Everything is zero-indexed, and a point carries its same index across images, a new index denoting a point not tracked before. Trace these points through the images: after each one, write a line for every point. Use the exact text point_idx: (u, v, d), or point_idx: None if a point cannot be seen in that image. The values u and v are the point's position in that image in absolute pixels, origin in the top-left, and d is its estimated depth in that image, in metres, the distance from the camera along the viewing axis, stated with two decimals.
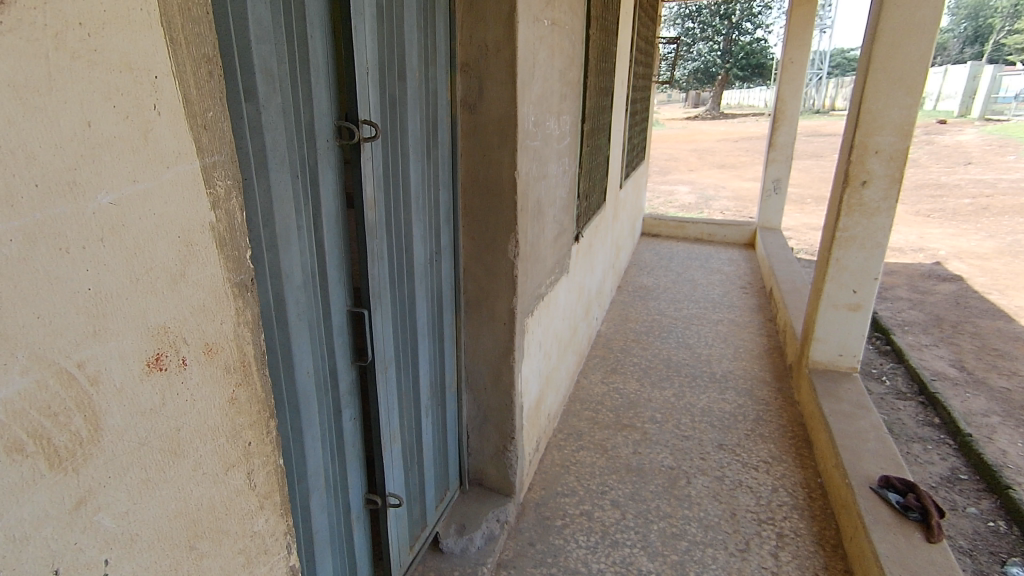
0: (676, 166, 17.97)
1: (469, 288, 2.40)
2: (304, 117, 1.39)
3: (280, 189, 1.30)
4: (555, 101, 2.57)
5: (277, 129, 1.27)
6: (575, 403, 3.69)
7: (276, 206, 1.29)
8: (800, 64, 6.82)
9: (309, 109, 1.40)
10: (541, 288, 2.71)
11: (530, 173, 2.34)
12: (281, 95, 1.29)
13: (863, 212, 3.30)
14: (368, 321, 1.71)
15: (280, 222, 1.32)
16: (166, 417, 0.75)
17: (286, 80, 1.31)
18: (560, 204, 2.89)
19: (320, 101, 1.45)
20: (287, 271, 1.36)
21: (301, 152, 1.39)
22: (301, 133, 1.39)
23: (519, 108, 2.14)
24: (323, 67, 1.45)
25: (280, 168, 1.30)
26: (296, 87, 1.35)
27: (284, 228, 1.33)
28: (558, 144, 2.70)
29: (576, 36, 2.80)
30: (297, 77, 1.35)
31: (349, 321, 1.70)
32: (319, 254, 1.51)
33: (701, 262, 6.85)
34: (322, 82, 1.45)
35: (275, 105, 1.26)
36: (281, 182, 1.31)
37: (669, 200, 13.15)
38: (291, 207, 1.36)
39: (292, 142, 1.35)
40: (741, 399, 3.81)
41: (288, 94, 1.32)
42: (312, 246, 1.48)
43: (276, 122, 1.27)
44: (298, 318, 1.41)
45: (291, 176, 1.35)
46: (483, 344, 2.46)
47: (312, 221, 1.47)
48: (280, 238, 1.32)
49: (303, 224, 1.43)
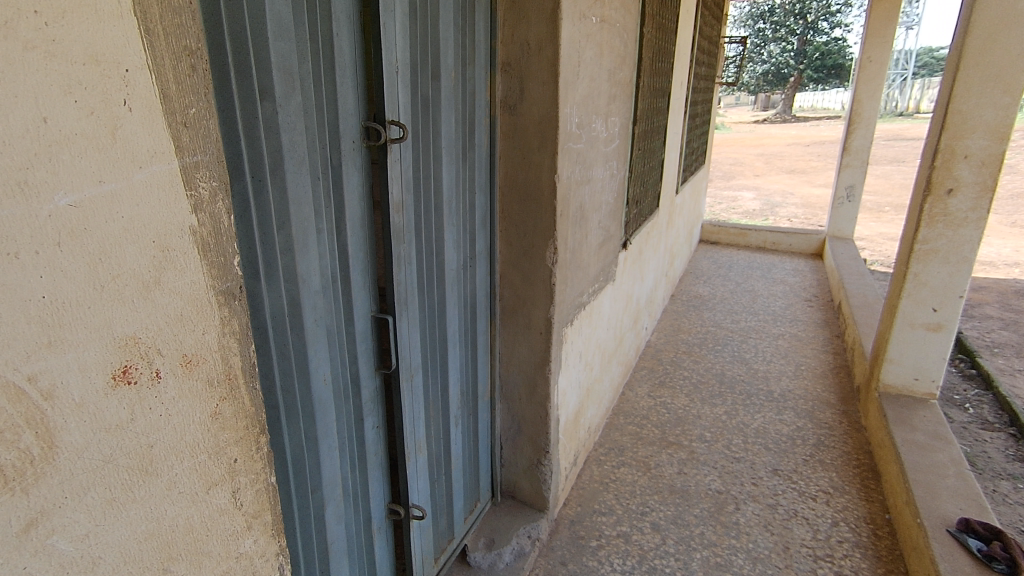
0: (741, 171, 17.26)
1: (506, 295, 2.31)
2: (327, 117, 1.35)
3: (298, 190, 1.27)
4: (602, 102, 2.45)
5: (296, 128, 1.23)
6: (618, 417, 3.53)
7: (292, 208, 1.25)
8: (880, 63, 6.33)
9: (335, 109, 1.37)
10: (582, 296, 2.59)
11: (572, 177, 2.23)
12: (301, 94, 1.25)
13: (948, 223, 2.98)
14: (393, 327, 1.66)
15: (297, 225, 1.28)
16: (135, 432, 0.71)
17: (308, 79, 1.27)
18: (606, 209, 2.76)
19: (347, 100, 1.40)
20: (304, 275, 1.32)
21: (323, 151, 1.35)
22: (324, 132, 1.34)
23: (561, 108, 2.03)
24: (352, 66, 1.41)
25: (298, 170, 1.26)
26: (318, 86, 1.30)
27: (301, 231, 1.29)
28: (605, 147, 2.57)
29: (628, 34, 2.67)
30: (320, 75, 1.31)
31: (374, 327, 1.66)
32: (342, 257, 1.48)
33: (763, 271, 6.49)
34: (349, 80, 1.40)
35: (294, 103, 1.22)
36: (299, 185, 1.27)
37: (732, 206, 12.60)
38: (310, 210, 1.32)
39: (313, 142, 1.31)
40: (800, 421, 3.53)
41: (310, 93, 1.28)
42: (334, 249, 1.44)
43: (295, 122, 1.23)
44: (314, 324, 1.37)
45: (311, 177, 1.31)
46: (518, 353, 2.37)
47: (335, 223, 1.44)
48: (296, 241, 1.28)
49: (324, 226, 1.39)
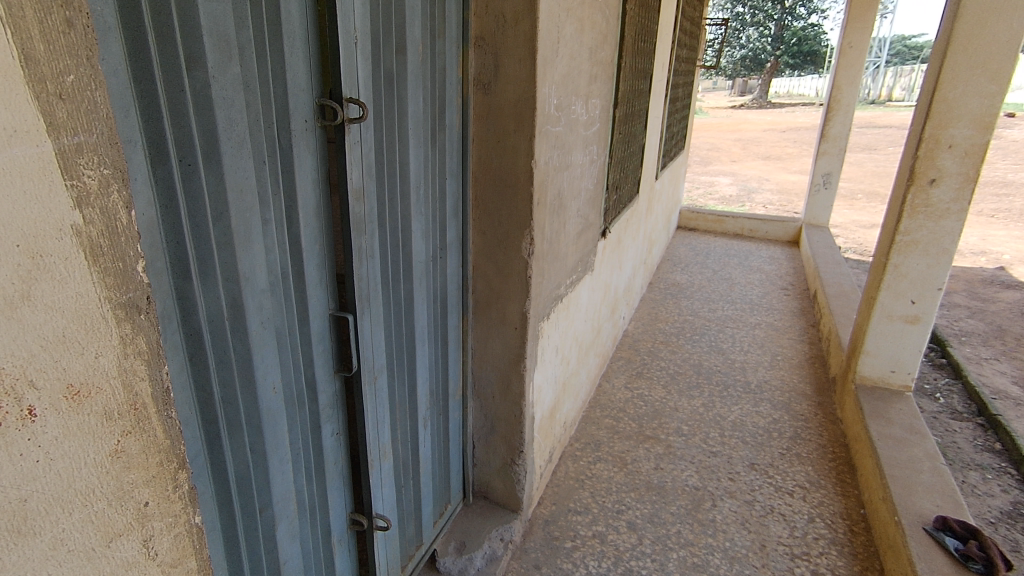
0: (718, 157, 17.31)
1: (478, 288, 2.18)
2: (273, 92, 1.18)
3: (237, 177, 1.10)
4: (583, 83, 2.31)
5: (234, 104, 1.07)
6: (595, 410, 3.45)
7: (232, 197, 1.09)
8: (859, 49, 6.28)
9: (282, 83, 1.20)
10: (559, 288, 2.47)
11: (550, 163, 2.09)
12: (240, 65, 1.08)
13: (929, 215, 2.94)
14: (353, 327, 1.52)
15: (237, 217, 1.12)
16: (3, 488, 0.56)
17: (249, 47, 1.10)
18: (585, 197, 2.63)
19: (297, 74, 1.24)
20: (247, 273, 1.16)
21: (268, 131, 1.19)
22: (269, 110, 1.18)
23: (539, 89, 1.88)
24: (303, 34, 1.24)
25: (238, 153, 1.10)
26: (261, 56, 1.14)
27: (241, 223, 1.13)
28: (585, 131, 2.44)
29: (610, 10, 2.52)
30: (263, 43, 1.14)
31: (332, 326, 1.51)
32: (293, 251, 1.33)
33: (740, 259, 6.47)
34: (300, 50, 1.23)
35: (232, 75, 1.06)
36: (239, 170, 1.11)
37: (709, 192, 12.62)
38: (254, 199, 1.16)
39: (256, 121, 1.15)
40: (776, 413, 3.50)
41: (251, 63, 1.11)
42: (284, 243, 1.29)
43: (232, 97, 1.06)
44: (260, 328, 1.23)
45: (253, 162, 1.15)
46: (492, 349, 2.25)
47: (285, 214, 1.28)
48: (237, 235, 1.12)
49: (271, 217, 1.23)
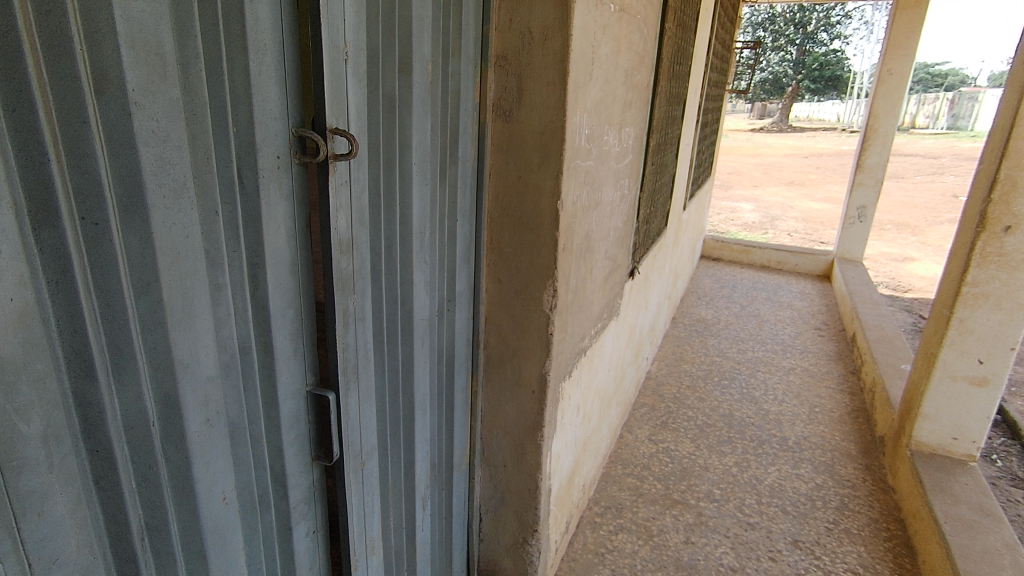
0: (739, 182, 16.95)
1: (491, 342, 1.89)
2: (230, 120, 0.91)
3: (174, 234, 0.82)
4: (617, 111, 2.03)
5: (172, 137, 0.79)
6: (616, 466, 3.12)
7: (164, 261, 0.81)
8: (899, 77, 5.97)
9: (244, 109, 0.93)
10: (583, 340, 2.17)
11: (579, 202, 1.81)
12: (183, 86, 0.81)
13: (1002, 265, 2.59)
14: (336, 408, 1.22)
15: (172, 286, 0.83)
16: None
17: (196, 61, 0.83)
18: (614, 236, 2.34)
19: (267, 97, 0.96)
20: (185, 359, 0.87)
21: (222, 170, 0.92)
22: (222, 143, 0.90)
23: (570, 117, 1.60)
24: (278, 47, 0.97)
25: (178, 201, 0.82)
26: (211, 74, 0.87)
27: (178, 294, 0.84)
28: (617, 164, 2.16)
29: (648, 30, 2.25)
30: (216, 58, 0.87)
31: (309, 406, 1.22)
32: (257, 319, 1.04)
33: (768, 294, 6.12)
34: (272, 67, 0.96)
35: (172, 98, 0.78)
36: (178, 224, 0.82)
37: (731, 218, 12.28)
38: (200, 260, 0.88)
39: (204, 158, 0.87)
40: (819, 477, 3.14)
41: (198, 83, 0.84)
42: (242, 311, 1.01)
43: (171, 127, 0.79)
44: (206, 426, 0.94)
45: (199, 212, 0.87)
46: (505, 412, 1.94)
47: (245, 274, 1.00)
48: (170, 310, 0.83)
49: (224, 281, 0.95)
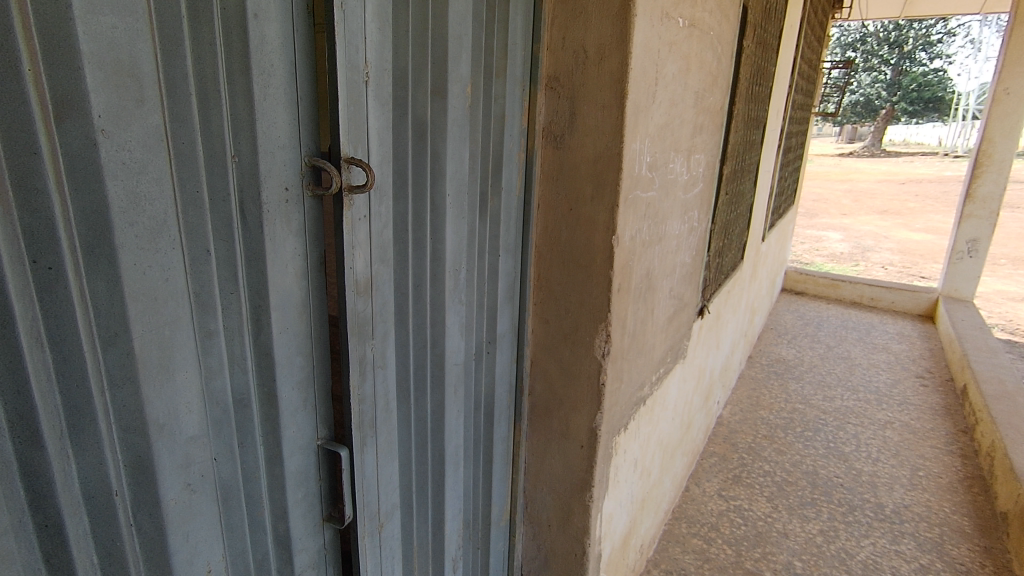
0: (827, 210, 15.89)
1: (537, 389, 1.71)
2: (230, 149, 0.81)
3: (150, 278, 0.72)
4: (686, 136, 1.83)
5: (151, 169, 0.70)
6: (679, 523, 2.82)
7: (137, 309, 0.71)
8: (1018, 96, 5.33)
9: (248, 137, 0.83)
10: (642, 389, 1.95)
11: (638, 238, 1.62)
12: (167, 112, 0.72)
13: None
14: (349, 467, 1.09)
15: (145, 337, 0.73)
16: None
17: (185, 85, 0.74)
18: (680, 273, 2.12)
19: (275, 124, 0.86)
20: (162, 418, 0.77)
21: (219, 205, 0.81)
22: (219, 175, 0.80)
23: (628, 143, 1.43)
24: (289, 68, 0.87)
25: (155, 241, 0.72)
26: (206, 99, 0.77)
27: (153, 346, 0.74)
28: (685, 195, 1.95)
29: (722, 48, 2.05)
30: (213, 81, 0.78)
31: (321, 463, 1.09)
32: (257, 370, 0.93)
33: (860, 334, 5.55)
34: (282, 91, 0.86)
35: (151, 126, 0.69)
36: (155, 267, 0.72)
37: (817, 249, 11.47)
38: (184, 307, 0.78)
39: (195, 192, 0.77)
40: (925, 556, 2.68)
41: (188, 109, 0.75)
42: (240, 361, 0.90)
43: (149, 159, 0.69)
44: (187, 491, 0.83)
45: (184, 252, 0.77)
46: (550, 466, 1.76)
47: (245, 319, 0.89)
48: (143, 364, 0.73)
49: (216, 328, 0.84)
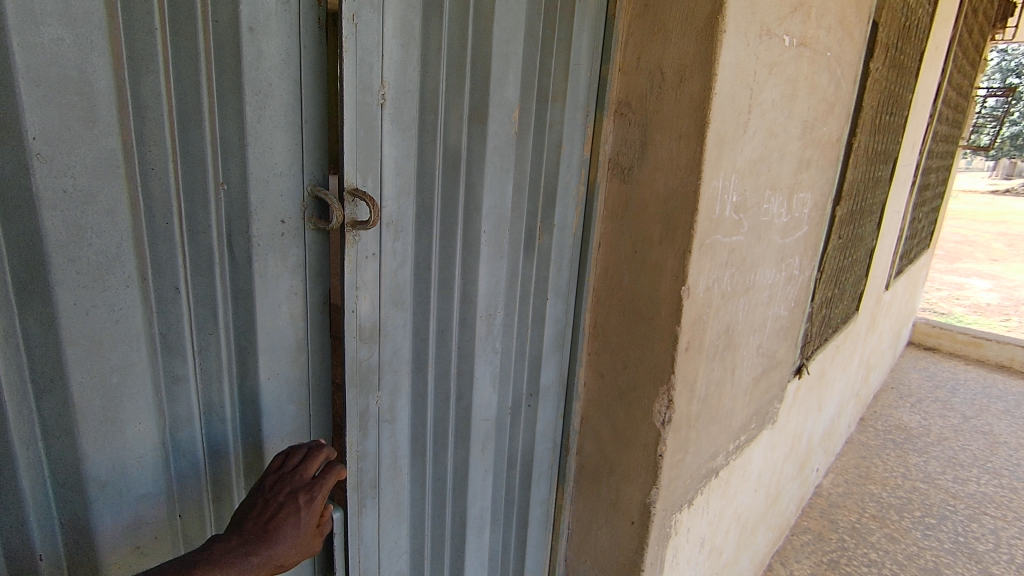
0: (972, 253, 13.96)
1: (586, 449, 1.51)
2: (217, 176, 0.72)
3: (95, 319, 0.64)
4: (789, 171, 1.56)
5: (101, 198, 0.62)
6: None
7: (78, 354, 0.63)
8: None
9: (238, 165, 0.73)
10: (715, 459, 1.68)
11: (718, 289, 1.37)
12: (132, 135, 0.64)
13: None
14: (342, 531, 0.97)
15: (87, 384, 0.65)
16: None
17: (160, 105, 0.66)
18: (773, 328, 1.82)
19: (270, 148, 0.76)
20: (105, 474, 0.68)
21: (198, 240, 0.72)
22: (200, 206, 0.71)
23: (709, 180, 1.21)
24: (292, 88, 0.77)
25: (103, 278, 0.64)
26: (187, 119, 0.68)
27: (96, 394, 0.66)
28: (784, 239, 1.67)
29: (843, 71, 1.75)
30: (198, 100, 0.69)
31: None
32: (240, 419, 0.83)
33: (1007, 406, 4.69)
34: (282, 113, 0.76)
35: (107, 150, 0.61)
36: (102, 307, 0.64)
37: (957, 297, 10.05)
38: (142, 352, 0.69)
39: (165, 223, 0.68)
40: None
41: (163, 131, 0.66)
42: (219, 411, 0.80)
43: (101, 187, 0.61)
44: (136, 553, 0.74)
45: (146, 288, 0.68)
46: (595, 539, 1.53)
47: (227, 364, 0.80)
48: (83, 415, 0.65)
49: (186, 373, 0.75)
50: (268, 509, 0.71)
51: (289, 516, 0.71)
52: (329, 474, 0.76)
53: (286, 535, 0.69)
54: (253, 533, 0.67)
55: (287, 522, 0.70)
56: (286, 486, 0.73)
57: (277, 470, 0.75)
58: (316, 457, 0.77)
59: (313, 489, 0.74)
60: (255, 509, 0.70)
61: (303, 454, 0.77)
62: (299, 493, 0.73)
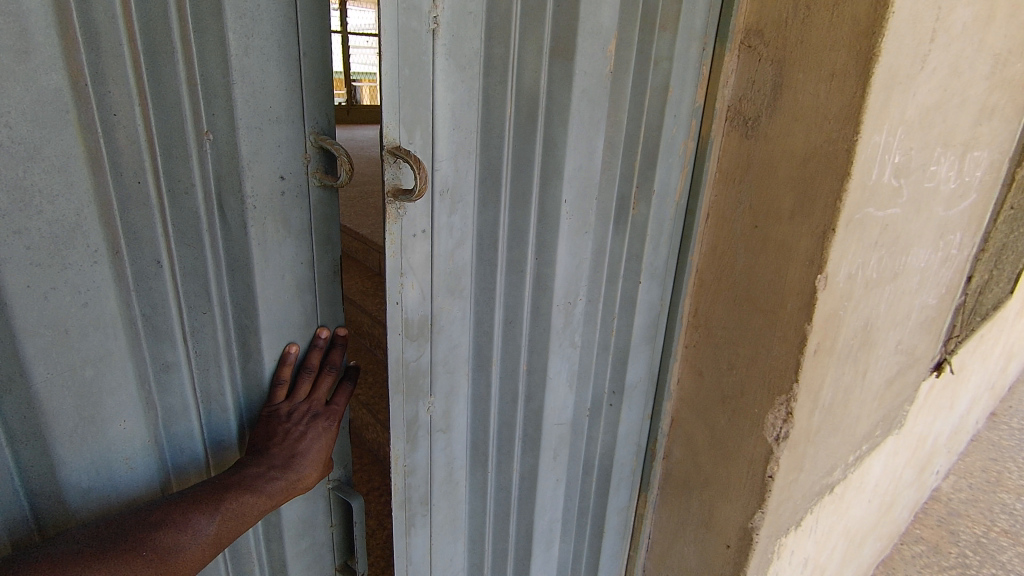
0: None
1: (676, 455, 1.29)
2: (200, 124, 0.63)
3: (56, 299, 0.58)
4: (967, 122, 1.20)
5: (46, 155, 0.54)
6: None
7: (42, 343, 0.57)
8: None
9: (224, 105, 0.64)
10: (831, 474, 1.41)
11: (861, 276, 1.08)
12: (83, 71, 0.55)
13: None
14: (363, 520, 0.89)
15: (56, 380, 0.59)
16: None
17: (116, 30, 0.56)
18: (918, 320, 1.48)
19: (262, 89, 0.65)
20: (86, 481, 0.64)
21: (178, 200, 0.64)
22: (179, 159, 0.63)
23: (870, 134, 0.90)
24: (286, 14, 0.65)
25: (60, 254, 0.57)
26: (154, 50, 0.59)
27: (68, 391, 0.60)
28: (947, 212, 1.31)
29: None
30: (167, 30, 0.59)
31: (333, 507, 0.91)
32: (245, 410, 0.76)
33: None
34: (274, 43, 0.65)
35: (50, 92, 0.53)
36: (63, 289, 0.58)
37: None
38: (119, 339, 0.63)
39: (136, 182, 0.61)
40: None
41: (123, 67, 0.57)
42: (220, 400, 0.74)
43: (46, 143, 0.54)
44: None
45: (117, 259, 0.61)
46: (680, 557, 1.32)
47: (225, 346, 0.72)
48: (54, 417, 0.60)
49: (178, 359, 0.69)
50: (290, 436, 0.73)
51: (311, 442, 0.74)
52: (340, 398, 0.80)
53: (310, 459, 0.74)
54: (281, 459, 0.71)
55: (310, 445, 0.74)
56: (303, 414, 0.75)
57: (291, 399, 0.75)
58: (325, 382, 0.78)
59: (328, 415, 0.77)
60: (279, 434, 0.73)
61: (312, 379, 0.77)
62: (316, 419, 0.76)
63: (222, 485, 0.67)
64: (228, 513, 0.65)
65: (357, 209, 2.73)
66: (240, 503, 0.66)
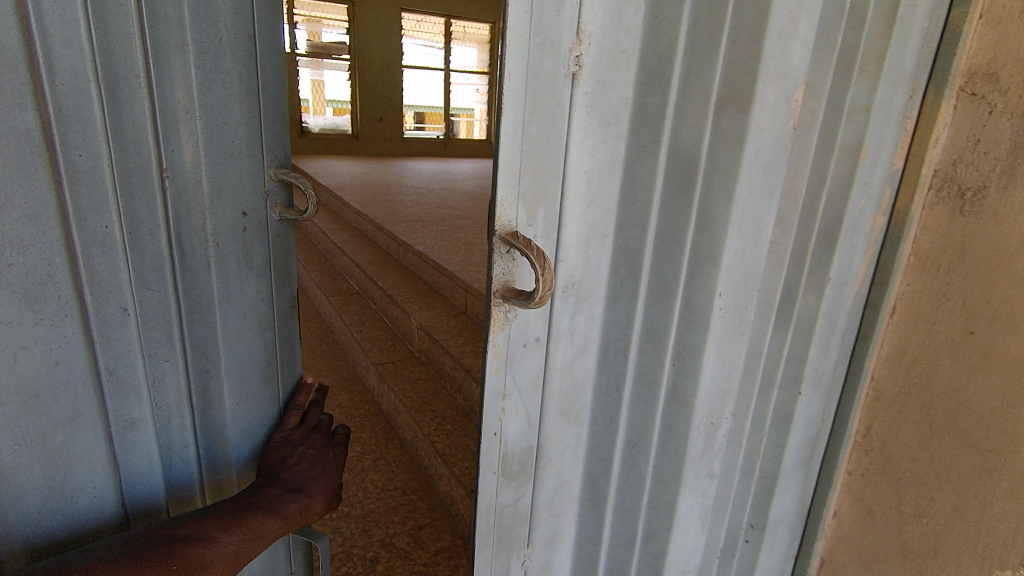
0: None
1: None
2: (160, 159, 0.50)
3: (25, 364, 0.46)
4: None
5: (16, 202, 0.43)
6: None
7: (5, 416, 0.46)
8: None
9: (189, 141, 0.51)
10: None
11: None
12: (51, 108, 0.43)
13: None
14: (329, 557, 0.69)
15: (24, 452, 0.47)
16: None
17: (86, 61, 0.44)
18: None
19: (224, 123, 0.52)
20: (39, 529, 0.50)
21: (143, 245, 0.51)
22: (143, 206, 0.50)
23: None
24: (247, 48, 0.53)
25: (30, 312, 0.45)
26: (120, 83, 0.47)
27: (37, 461, 0.48)
28: None
29: None
30: (132, 67, 0.47)
31: (293, 548, 0.73)
32: (207, 453, 0.61)
33: None
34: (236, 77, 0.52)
35: (19, 134, 0.42)
36: (32, 349, 0.46)
37: None
38: (89, 405, 0.50)
39: (105, 228, 0.48)
40: None
41: (90, 107, 0.45)
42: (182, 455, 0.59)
43: (16, 189, 0.43)
44: None
45: (87, 317, 0.49)
46: None
47: (188, 396, 0.58)
48: (17, 480, 0.48)
49: (145, 417, 0.55)
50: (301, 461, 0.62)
51: (321, 471, 0.63)
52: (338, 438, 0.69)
53: (324, 488, 0.62)
54: (297, 481, 0.60)
55: (321, 473, 0.63)
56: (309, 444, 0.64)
57: (301, 426, 0.64)
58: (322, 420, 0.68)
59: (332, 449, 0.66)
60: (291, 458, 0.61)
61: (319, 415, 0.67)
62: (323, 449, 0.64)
63: (239, 505, 0.54)
64: (249, 532, 0.53)
65: (444, 245, 2.64)
66: (262, 523, 0.54)
